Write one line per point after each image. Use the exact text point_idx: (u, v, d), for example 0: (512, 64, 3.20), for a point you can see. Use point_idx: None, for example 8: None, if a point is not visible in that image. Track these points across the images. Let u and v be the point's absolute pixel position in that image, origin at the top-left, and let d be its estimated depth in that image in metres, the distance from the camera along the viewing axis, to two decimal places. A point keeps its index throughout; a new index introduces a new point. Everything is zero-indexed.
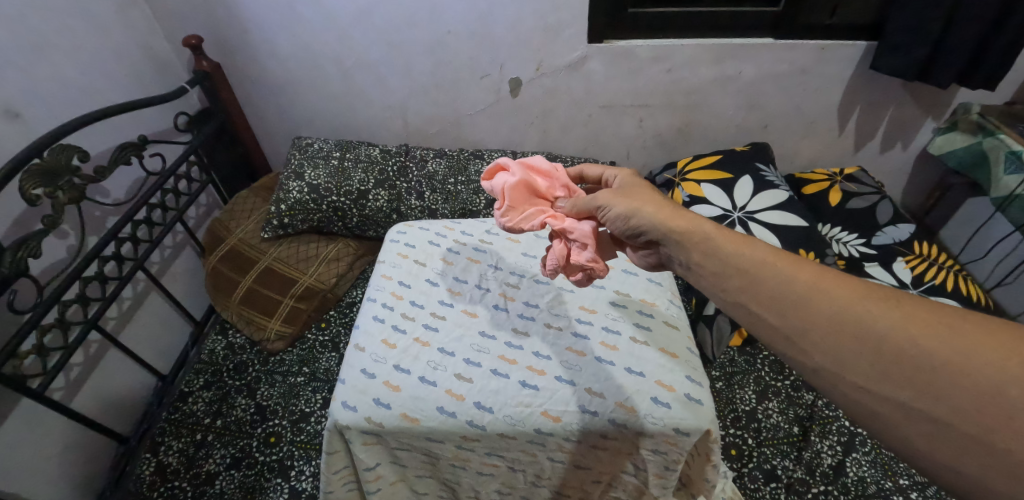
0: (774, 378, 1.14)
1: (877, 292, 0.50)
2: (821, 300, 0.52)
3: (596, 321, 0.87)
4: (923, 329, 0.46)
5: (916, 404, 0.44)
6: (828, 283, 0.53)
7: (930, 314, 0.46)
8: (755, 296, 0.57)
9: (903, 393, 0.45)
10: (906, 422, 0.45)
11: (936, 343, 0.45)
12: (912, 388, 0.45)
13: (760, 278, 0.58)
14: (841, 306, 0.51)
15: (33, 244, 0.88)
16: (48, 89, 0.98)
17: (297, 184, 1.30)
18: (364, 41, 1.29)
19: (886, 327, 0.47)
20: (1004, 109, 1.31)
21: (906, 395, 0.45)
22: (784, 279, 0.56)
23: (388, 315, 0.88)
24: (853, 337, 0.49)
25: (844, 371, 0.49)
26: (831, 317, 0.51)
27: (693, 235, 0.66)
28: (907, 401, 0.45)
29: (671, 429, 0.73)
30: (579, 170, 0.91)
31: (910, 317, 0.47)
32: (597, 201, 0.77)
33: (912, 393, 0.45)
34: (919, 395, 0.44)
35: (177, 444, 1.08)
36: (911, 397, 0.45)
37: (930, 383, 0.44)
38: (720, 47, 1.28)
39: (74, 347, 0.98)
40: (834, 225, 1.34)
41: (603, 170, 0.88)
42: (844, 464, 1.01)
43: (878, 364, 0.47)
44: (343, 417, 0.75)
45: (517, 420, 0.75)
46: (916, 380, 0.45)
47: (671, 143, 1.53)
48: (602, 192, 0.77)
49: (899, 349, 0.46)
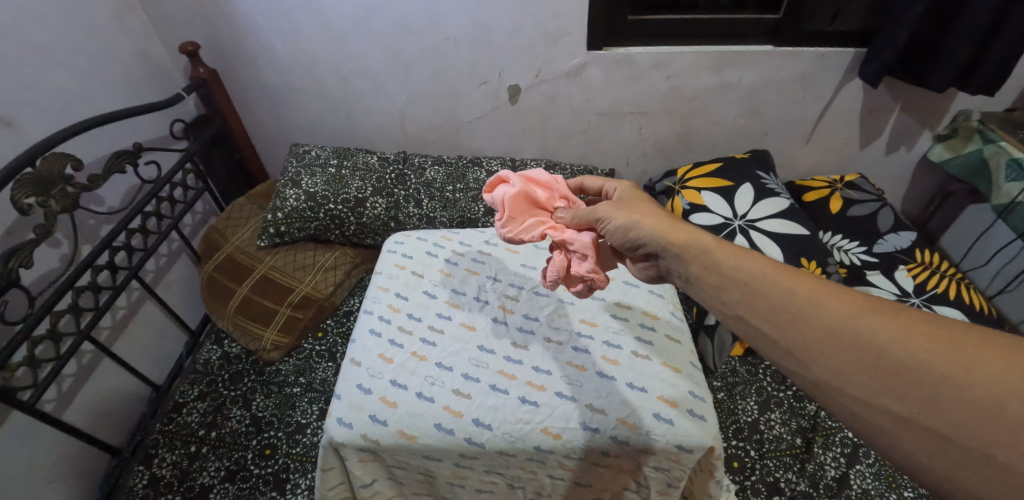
0: (776, 388, 1.13)
1: (876, 306, 0.49)
2: (820, 312, 0.51)
3: (597, 335, 0.86)
4: (921, 342, 0.45)
5: (917, 418, 0.43)
6: (827, 295, 0.52)
7: (929, 327, 0.46)
8: (754, 309, 0.56)
9: (903, 407, 0.44)
10: (906, 436, 0.44)
11: (935, 356, 0.44)
12: (912, 401, 0.44)
13: (760, 290, 0.56)
14: (841, 319, 0.50)
15: (25, 254, 0.87)
16: (41, 97, 0.96)
17: (294, 192, 1.30)
18: (363, 48, 1.28)
19: (885, 341, 0.46)
20: (1004, 116, 1.31)
21: (906, 408, 0.44)
22: (783, 291, 0.55)
23: (385, 328, 0.87)
24: (853, 350, 0.48)
25: (843, 384, 0.48)
26: (831, 330, 0.50)
27: (692, 248, 0.65)
28: (908, 415, 0.44)
29: (674, 446, 0.72)
30: (579, 182, 0.90)
31: (909, 331, 0.46)
32: (597, 213, 0.76)
33: (912, 407, 0.44)
34: (920, 408, 0.43)
35: (170, 456, 1.06)
36: (911, 411, 0.44)
37: (930, 397, 0.43)
38: (720, 54, 1.27)
39: (66, 358, 0.96)
40: (835, 233, 1.33)
41: (602, 182, 0.86)
42: (848, 476, 1.00)
43: (878, 378, 0.46)
44: (338, 433, 0.73)
45: (516, 437, 0.73)
46: (916, 393, 0.44)
47: (670, 150, 1.52)
48: (601, 204, 0.76)
49: (899, 362, 0.45)
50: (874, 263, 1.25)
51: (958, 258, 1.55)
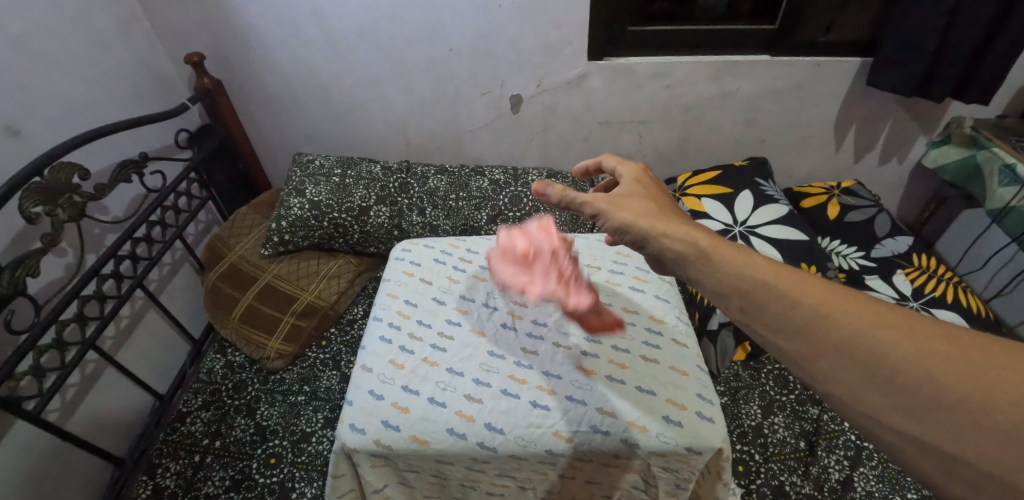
0: (778, 393, 1.14)
1: (888, 320, 0.48)
2: (828, 326, 0.50)
3: (605, 340, 0.87)
4: (939, 361, 0.44)
5: (929, 439, 0.44)
6: (836, 307, 0.51)
7: (946, 346, 0.45)
8: (758, 319, 0.55)
9: (918, 428, 0.44)
10: (921, 456, 0.44)
11: (952, 377, 0.43)
12: (929, 422, 0.44)
13: (763, 300, 0.55)
14: (851, 332, 0.49)
15: (32, 263, 0.87)
16: (50, 108, 0.98)
17: (298, 201, 1.31)
18: (366, 58, 1.30)
19: (899, 359, 0.46)
20: (996, 122, 1.34)
21: (920, 429, 0.44)
22: (788, 301, 0.53)
23: (395, 335, 0.87)
24: (867, 367, 0.47)
25: (855, 402, 0.47)
26: (843, 346, 0.49)
27: (691, 251, 0.64)
28: (922, 437, 0.44)
29: (683, 447, 0.72)
30: (598, 162, 0.89)
31: (923, 349, 0.45)
32: (592, 205, 0.75)
33: (928, 428, 0.44)
34: (935, 430, 0.43)
35: (175, 466, 1.06)
36: (927, 431, 0.44)
37: (948, 419, 0.43)
38: (718, 64, 1.30)
39: (71, 367, 0.95)
40: (834, 239, 1.35)
41: (616, 166, 0.85)
42: (852, 479, 1.01)
43: (893, 396, 0.45)
44: (351, 439, 0.74)
45: (528, 441, 0.74)
46: (932, 415, 0.44)
47: (670, 158, 1.54)
48: (598, 196, 0.75)
49: (914, 382, 0.45)
50: (873, 268, 1.27)
51: (953, 263, 1.59)
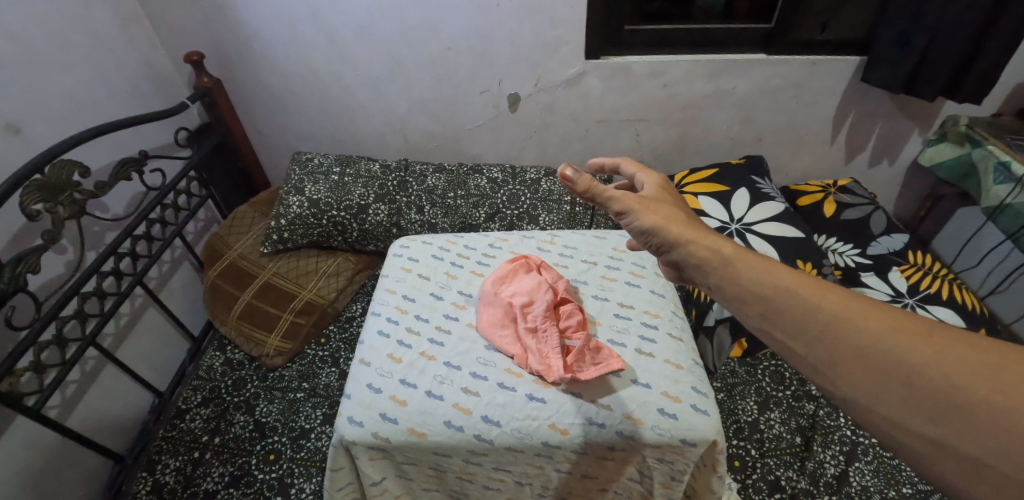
0: (774, 388, 1.14)
1: (906, 323, 0.45)
2: (845, 329, 0.47)
3: (602, 334, 0.88)
4: (957, 364, 0.41)
5: (947, 441, 0.41)
6: (853, 311, 0.48)
7: (966, 349, 0.42)
8: (776, 324, 0.53)
9: (935, 429, 0.41)
10: (940, 458, 0.41)
11: (971, 380, 0.40)
12: (945, 424, 0.41)
13: (779, 306, 0.53)
14: (868, 336, 0.46)
15: (33, 260, 0.87)
16: (49, 106, 0.98)
17: (297, 199, 1.32)
18: (365, 57, 1.30)
19: (917, 363, 0.43)
20: (991, 121, 1.35)
21: (937, 431, 0.41)
22: (809, 307, 0.50)
23: (393, 330, 0.88)
24: (882, 371, 0.44)
25: (870, 404, 0.45)
26: (859, 350, 0.46)
27: (713, 260, 0.61)
28: (940, 438, 0.41)
29: (678, 439, 0.73)
30: (615, 165, 0.85)
31: (942, 352, 0.42)
32: (621, 206, 0.71)
33: (945, 430, 0.41)
34: (954, 433, 0.40)
35: (174, 462, 1.06)
36: (945, 434, 0.41)
37: (967, 423, 0.40)
38: (715, 62, 1.30)
39: (71, 363, 0.96)
40: (829, 236, 1.36)
41: (635, 171, 0.82)
42: (848, 473, 1.02)
43: (908, 398, 0.43)
44: (349, 432, 0.75)
45: (525, 433, 0.75)
46: (949, 417, 0.41)
47: (667, 156, 1.55)
48: (628, 194, 0.71)
49: (931, 386, 0.42)
50: (869, 265, 1.28)
51: (949, 260, 1.60)
